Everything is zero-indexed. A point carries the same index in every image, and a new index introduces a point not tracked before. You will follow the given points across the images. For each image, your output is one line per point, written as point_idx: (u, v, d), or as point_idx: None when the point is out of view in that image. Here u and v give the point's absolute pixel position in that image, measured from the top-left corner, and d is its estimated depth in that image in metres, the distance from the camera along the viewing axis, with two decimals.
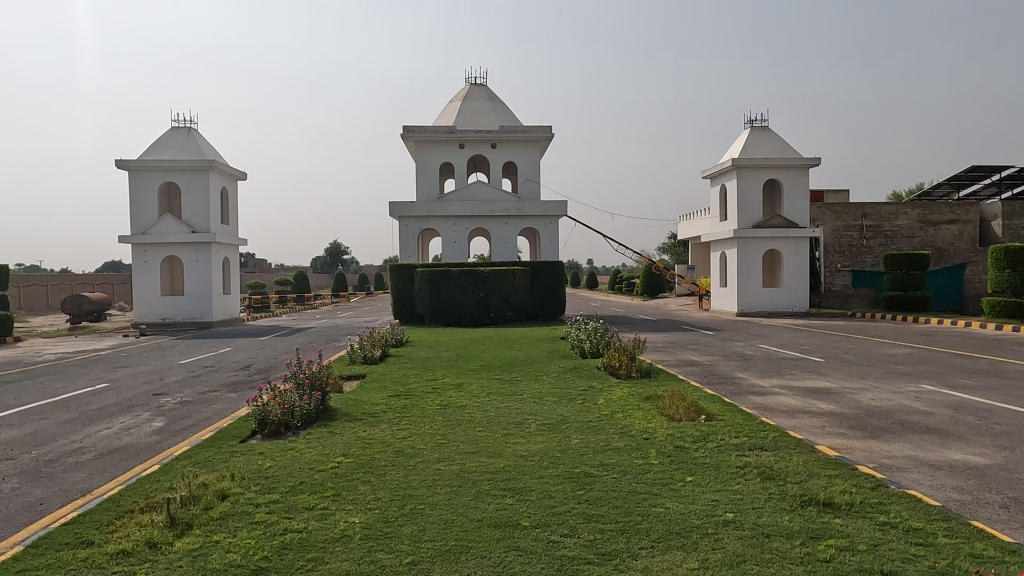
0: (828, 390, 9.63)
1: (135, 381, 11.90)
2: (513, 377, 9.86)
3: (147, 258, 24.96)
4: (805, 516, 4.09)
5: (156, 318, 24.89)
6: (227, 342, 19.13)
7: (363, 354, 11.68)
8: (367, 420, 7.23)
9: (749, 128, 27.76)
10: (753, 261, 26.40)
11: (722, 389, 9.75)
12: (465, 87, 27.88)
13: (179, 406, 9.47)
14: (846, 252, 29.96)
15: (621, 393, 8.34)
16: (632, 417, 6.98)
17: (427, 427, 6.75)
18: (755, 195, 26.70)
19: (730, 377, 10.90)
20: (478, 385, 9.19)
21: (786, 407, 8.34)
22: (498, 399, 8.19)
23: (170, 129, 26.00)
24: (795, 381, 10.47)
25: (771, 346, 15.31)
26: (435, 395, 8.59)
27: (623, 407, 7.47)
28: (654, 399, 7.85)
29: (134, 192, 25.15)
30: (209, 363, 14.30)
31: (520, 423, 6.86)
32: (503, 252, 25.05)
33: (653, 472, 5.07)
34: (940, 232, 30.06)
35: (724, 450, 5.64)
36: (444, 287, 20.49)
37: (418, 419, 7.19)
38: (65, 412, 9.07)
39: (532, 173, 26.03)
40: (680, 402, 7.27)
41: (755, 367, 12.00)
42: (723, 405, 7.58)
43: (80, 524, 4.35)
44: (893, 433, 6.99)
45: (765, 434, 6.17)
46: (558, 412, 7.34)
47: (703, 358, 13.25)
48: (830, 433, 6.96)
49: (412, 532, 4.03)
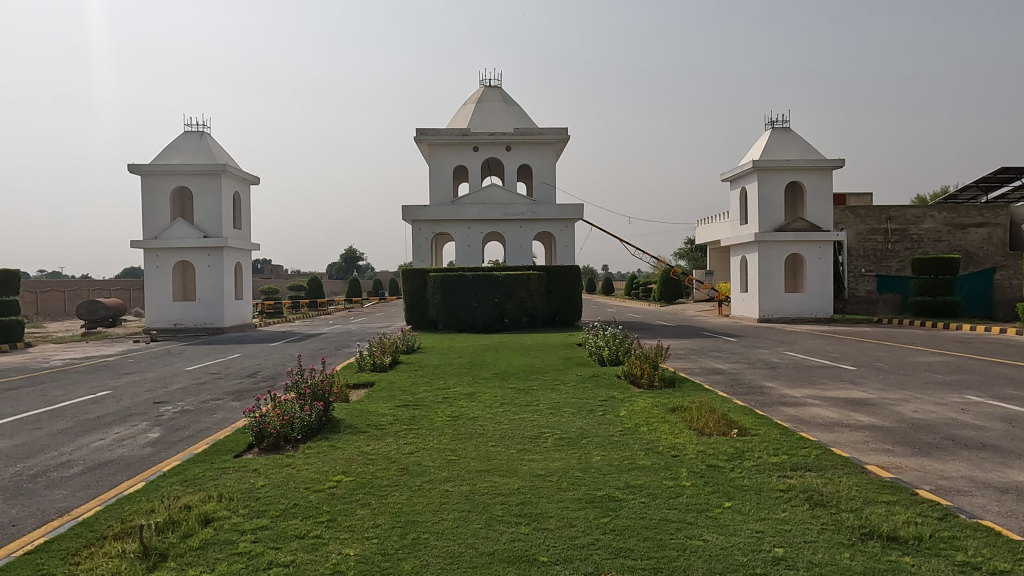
0: (866, 401, 9.00)
1: (137, 388, 11.54)
2: (527, 386, 9.30)
3: (158, 263, 24.74)
4: (867, 553, 3.53)
5: (168, 323, 24.66)
6: (236, 349, 18.76)
7: (372, 362, 11.25)
8: (371, 434, 6.73)
9: (770, 129, 26.94)
10: (776, 266, 25.68)
11: (751, 399, 9.16)
12: (478, 89, 27.33)
13: (179, 416, 9.05)
14: (870, 257, 29.17)
15: (645, 404, 7.79)
16: (658, 431, 6.42)
17: (436, 442, 6.26)
18: (777, 197, 25.95)
19: (759, 386, 10.32)
20: (491, 395, 8.68)
21: (822, 421, 7.76)
22: (510, 410, 7.67)
23: (182, 133, 25.87)
24: (828, 391, 9.88)
25: (798, 353, 14.68)
26: (446, 405, 8.11)
27: (646, 420, 6.93)
28: (679, 410, 7.30)
29: (147, 197, 24.98)
30: (216, 369, 13.94)
31: (536, 437, 6.35)
32: (518, 256, 24.56)
33: (686, 497, 4.51)
34: (968, 235, 29.18)
35: (763, 470, 5.08)
36: (457, 292, 20.01)
37: (424, 433, 6.69)
38: (59, 422, 8.65)
39: (547, 176, 25.51)
40: (709, 414, 6.79)
41: (784, 376, 11.37)
42: (756, 417, 7.00)
43: (43, 554, 3.88)
44: (945, 450, 6.39)
45: (808, 451, 5.59)
46: (577, 425, 6.82)
47: (728, 365, 12.64)
48: (874, 449, 6.38)
49: (414, 568, 3.51)
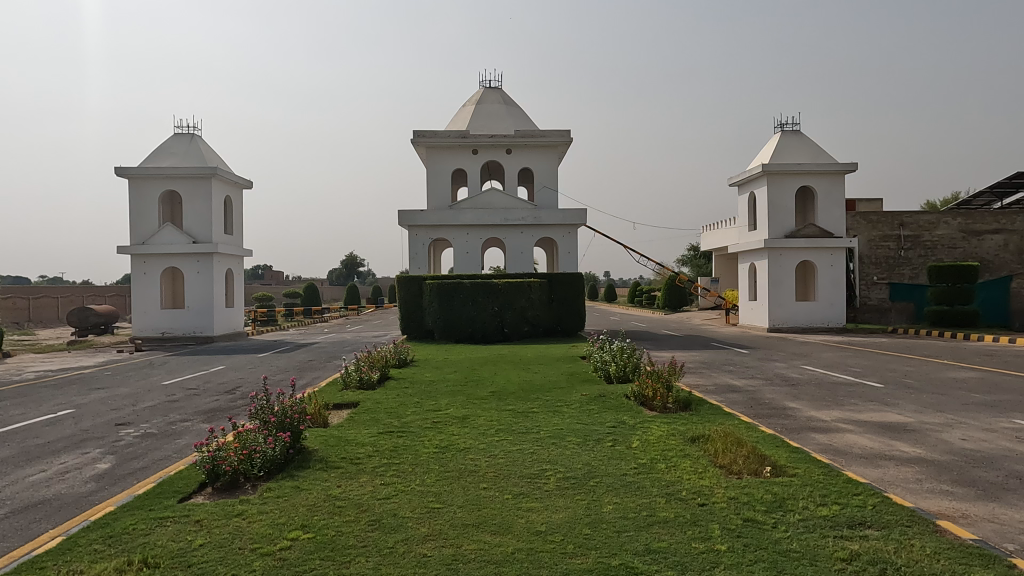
0: (905, 427, 8.04)
1: (102, 406, 10.59)
2: (527, 408, 8.36)
3: (146, 269, 23.87)
4: None
5: (155, 332, 23.78)
6: (221, 360, 17.86)
7: (358, 378, 10.32)
8: (342, 470, 5.81)
9: (780, 132, 26.05)
10: (787, 274, 24.73)
11: (776, 424, 8.21)
12: (478, 91, 26.47)
13: (139, 441, 8.12)
14: (881, 264, 28.28)
15: (661, 432, 6.85)
16: (678, 470, 5.50)
17: (418, 482, 5.34)
18: (787, 202, 25.04)
19: (782, 407, 9.36)
20: (486, 419, 7.75)
21: (861, 452, 6.81)
22: (506, 439, 6.74)
23: (173, 136, 25.07)
24: (859, 413, 8.92)
25: (817, 367, 13.73)
26: (434, 432, 7.20)
27: (663, 454, 6.00)
28: (700, 441, 6.37)
29: (135, 201, 24.12)
30: (194, 384, 13.01)
31: (535, 476, 5.42)
32: (519, 263, 23.63)
33: (723, 569, 3.59)
34: (983, 242, 28.26)
35: (813, 528, 4.14)
36: (455, 300, 19.11)
37: (405, 469, 5.76)
38: (2, 449, 7.72)
39: (549, 179, 24.62)
40: (737, 448, 5.87)
41: (807, 395, 10.43)
42: (790, 451, 6.06)
43: None
44: (1014, 493, 5.44)
45: (861, 500, 4.65)
46: (582, 460, 5.89)
47: (744, 382, 11.69)
48: (932, 492, 5.43)
49: None
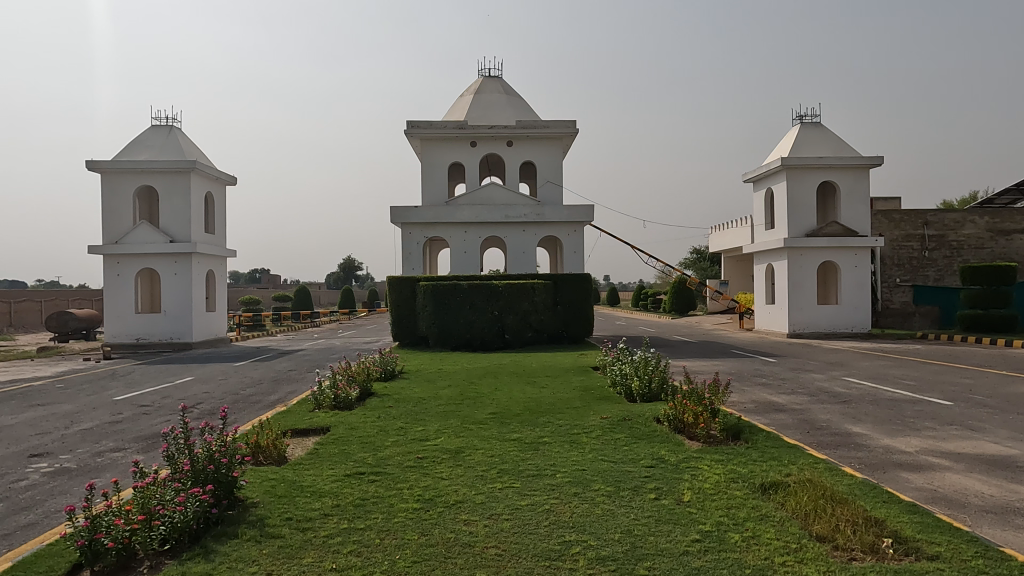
0: (1015, 462, 6.36)
1: (27, 430, 8.86)
2: (536, 438, 6.67)
3: (120, 270, 22.14)
4: None
5: (129, 338, 22.10)
6: (193, 369, 16.18)
7: (333, 397, 8.62)
8: (283, 541, 4.09)
9: (799, 124, 24.41)
10: (808, 275, 23.06)
11: (850, 457, 6.52)
12: (476, 80, 24.80)
13: (46, 481, 6.41)
14: (905, 265, 26.67)
15: (718, 477, 5.15)
16: (765, 548, 3.79)
17: (384, 569, 3.62)
18: (808, 198, 23.37)
19: (846, 432, 7.68)
20: (484, 454, 6.05)
21: (986, 504, 5.10)
22: (511, 487, 5.05)
23: (149, 128, 23.39)
24: (945, 441, 7.25)
25: (861, 380, 12.08)
26: (416, 474, 5.49)
27: (734, 516, 4.30)
28: (778, 494, 4.68)
29: (108, 197, 22.42)
30: (149, 401, 11.28)
31: (557, 559, 3.71)
32: (521, 263, 21.95)
33: None
34: (1012, 242, 26.68)
35: None
36: (450, 304, 17.42)
37: (370, 540, 4.05)
38: None
39: (553, 174, 22.96)
40: (840, 510, 4.17)
41: (869, 415, 8.75)
42: (908, 510, 4.38)
43: None
44: None
45: None
46: (620, 525, 4.19)
47: (787, 399, 10.01)
48: None
49: None
